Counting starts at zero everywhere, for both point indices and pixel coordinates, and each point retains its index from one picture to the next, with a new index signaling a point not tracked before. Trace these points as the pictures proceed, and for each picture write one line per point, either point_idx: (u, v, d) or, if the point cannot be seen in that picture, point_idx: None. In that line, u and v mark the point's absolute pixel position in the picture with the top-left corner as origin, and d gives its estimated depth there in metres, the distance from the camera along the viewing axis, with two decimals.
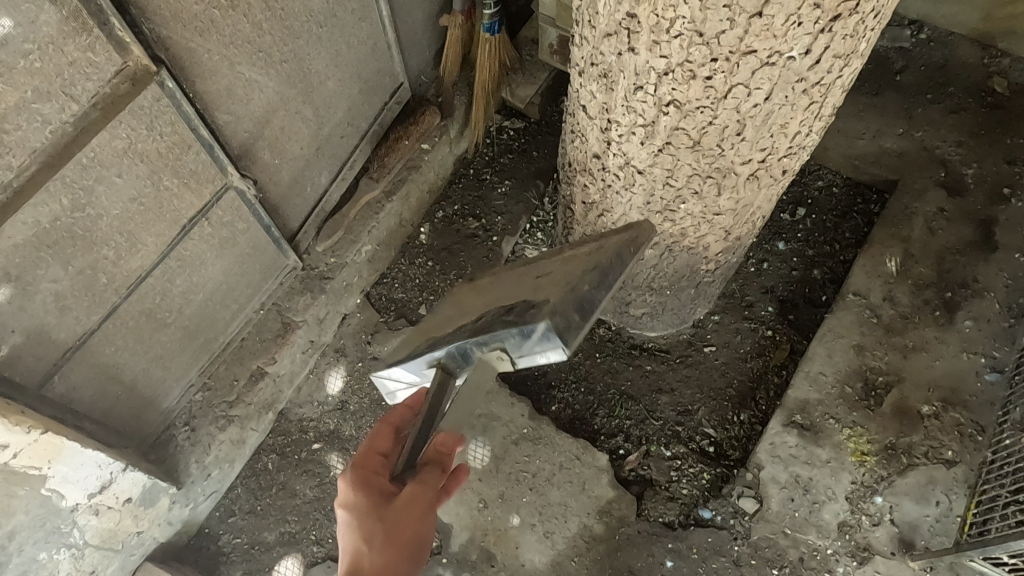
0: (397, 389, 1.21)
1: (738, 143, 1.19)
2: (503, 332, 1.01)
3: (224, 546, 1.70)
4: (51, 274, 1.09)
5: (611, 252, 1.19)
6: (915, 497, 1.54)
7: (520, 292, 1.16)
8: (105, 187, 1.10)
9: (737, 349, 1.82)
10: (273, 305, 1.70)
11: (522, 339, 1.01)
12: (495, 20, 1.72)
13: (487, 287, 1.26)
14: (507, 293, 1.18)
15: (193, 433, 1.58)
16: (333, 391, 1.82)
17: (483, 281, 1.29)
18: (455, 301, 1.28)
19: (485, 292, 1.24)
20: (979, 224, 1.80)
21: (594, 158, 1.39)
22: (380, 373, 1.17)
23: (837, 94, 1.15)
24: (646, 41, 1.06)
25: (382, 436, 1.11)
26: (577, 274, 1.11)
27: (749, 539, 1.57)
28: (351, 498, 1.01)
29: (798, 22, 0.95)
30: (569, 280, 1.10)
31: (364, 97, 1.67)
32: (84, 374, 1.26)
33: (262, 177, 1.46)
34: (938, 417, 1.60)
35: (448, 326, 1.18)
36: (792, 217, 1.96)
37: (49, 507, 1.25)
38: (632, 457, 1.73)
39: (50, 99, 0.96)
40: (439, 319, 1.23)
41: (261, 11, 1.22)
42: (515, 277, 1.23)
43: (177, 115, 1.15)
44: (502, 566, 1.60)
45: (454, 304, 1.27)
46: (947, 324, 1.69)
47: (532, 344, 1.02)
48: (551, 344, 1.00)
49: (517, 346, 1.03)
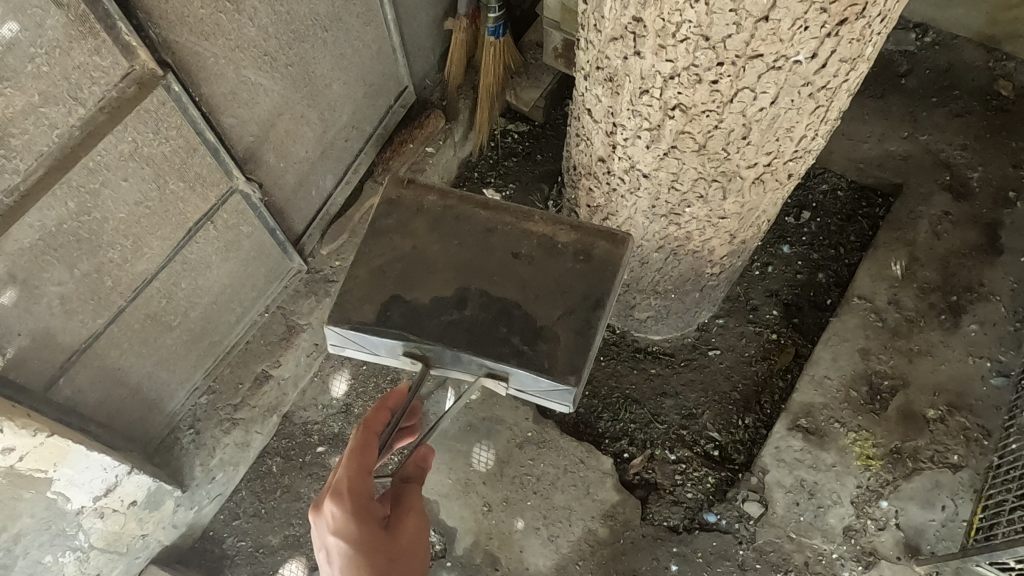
0: (346, 344, 1.15)
1: (744, 147, 1.19)
2: (526, 373, 1.06)
3: (229, 550, 1.70)
4: (56, 278, 1.10)
5: (595, 255, 1.14)
6: (921, 501, 1.53)
7: (501, 279, 1.13)
8: (111, 191, 1.10)
9: (742, 353, 1.82)
10: (278, 308, 1.71)
11: (534, 381, 1.07)
12: (500, 23, 1.73)
13: (447, 230, 1.17)
14: (480, 268, 1.14)
15: (199, 437, 1.60)
16: (338, 395, 1.82)
17: (438, 214, 1.18)
18: (408, 233, 1.16)
19: (446, 243, 1.16)
20: (984, 228, 1.79)
21: (599, 162, 1.39)
22: (336, 324, 1.09)
23: (843, 98, 1.15)
24: (652, 45, 1.06)
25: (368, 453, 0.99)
26: (573, 294, 1.12)
27: (753, 544, 1.57)
28: (352, 530, 0.94)
29: (804, 26, 0.95)
30: (565, 296, 1.12)
31: (369, 100, 1.67)
32: (89, 377, 1.27)
33: (267, 181, 1.46)
34: (944, 421, 1.60)
35: (419, 294, 1.12)
36: (797, 221, 1.95)
37: (55, 510, 1.25)
38: (637, 460, 1.72)
39: (58, 103, 0.96)
40: (399, 264, 1.14)
41: (266, 15, 1.22)
42: (477, 232, 1.17)
43: (183, 119, 1.15)
44: (506, 570, 1.60)
45: (411, 240, 1.16)
46: (953, 329, 1.69)
47: (541, 389, 1.09)
48: (564, 399, 1.10)
49: (523, 382, 1.10)
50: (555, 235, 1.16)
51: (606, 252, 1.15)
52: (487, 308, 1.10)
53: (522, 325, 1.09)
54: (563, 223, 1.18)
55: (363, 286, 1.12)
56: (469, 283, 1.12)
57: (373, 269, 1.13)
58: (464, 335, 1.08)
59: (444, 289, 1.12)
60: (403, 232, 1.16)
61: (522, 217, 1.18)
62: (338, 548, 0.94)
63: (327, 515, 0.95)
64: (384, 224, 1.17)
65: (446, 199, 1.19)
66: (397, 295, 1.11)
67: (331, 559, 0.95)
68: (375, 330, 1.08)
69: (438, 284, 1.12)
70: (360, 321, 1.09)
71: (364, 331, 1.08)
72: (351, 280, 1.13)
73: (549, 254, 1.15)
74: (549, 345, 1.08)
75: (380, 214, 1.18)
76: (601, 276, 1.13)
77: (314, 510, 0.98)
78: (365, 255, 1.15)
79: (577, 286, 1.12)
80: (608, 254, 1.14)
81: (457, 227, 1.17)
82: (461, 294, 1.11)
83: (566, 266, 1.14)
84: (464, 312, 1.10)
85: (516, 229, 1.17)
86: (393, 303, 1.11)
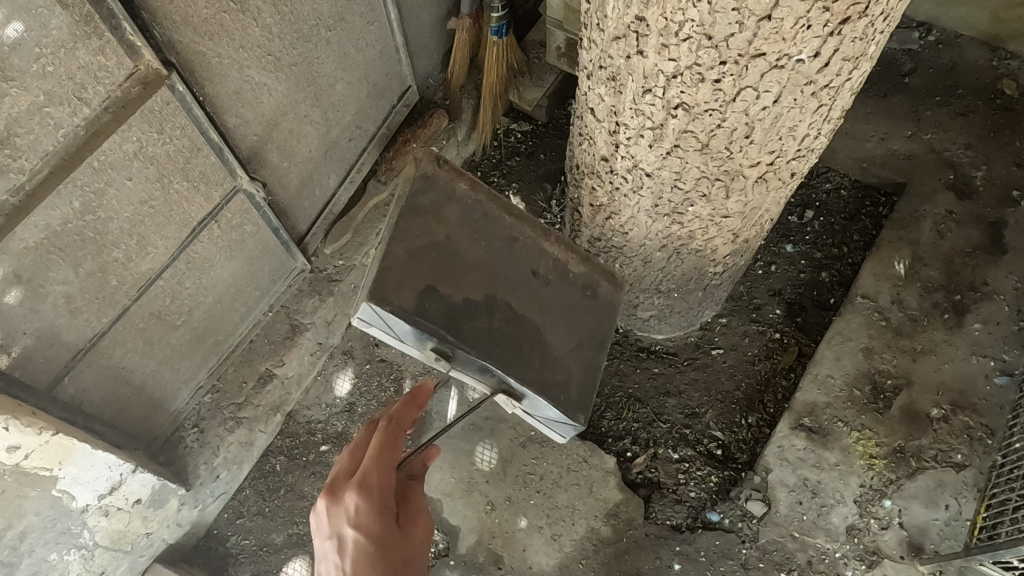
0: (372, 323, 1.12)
1: (746, 147, 1.19)
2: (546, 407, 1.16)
3: (233, 548, 1.71)
4: (61, 277, 1.10)
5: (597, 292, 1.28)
6: (924, 500, 1.53)
7: (524, 293, 1.19)
8: (115, 191, 1.10)
9: (745, 352, 1.82)
10: (281, 307, 1.71)
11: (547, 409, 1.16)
12: (503, 23, 1.73)
13: (477, 226, 1.20)
14: (506, 278, 1.19)
15: (202, 435, 1.60)
16: (341, 394, 1.82)
17: (469, 206, 1.21)
18: (441, 220, 1.17)
19: (476, 240, 1.19)
20: (988, 227, 1.79)
21: (602, 161, 1.39)
22: (379, 303, 1.05)
23: (845, 97, 1.15)
24: (654, 44, 1.06)
25: (393, 450, 1.01)
26: (580, 327, 1.24)
27: (757, 543, 1.57)
28: (373, 525, 0.96)
29: (807, 25, 0.94)
30: (575, 328, 1.23)
31: (372, 99, 1.67)
32: (94, 376, 1.27)
33: (271, 180, 1.46)
34: (947, 420, 1.60)
35: (453, 287, 1.12)
36: (800, 220, 1.95)
37: (60, 508, 1.26)
38: (639, 460, 1.72)
39: (63, 103, 0.97)
40: (433, 250, 1.14)
41: (270, 15, 1.23)
42: (503, 237, 1.22)
43: (187, 118, 1.16)
44: (509, 568, 1.60)
45: (445, 227, 1.17)
46: (956, 328, 1.68)
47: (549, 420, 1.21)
48: (565, 431, 1.23)
49: (537, 408, 1.19)
50: (568, 261, 1.27)
51: (608, 291, 1.30)
52: (513, 326, 1.15)
53: (541, 350, 1.16)
54: (575, 252, 1.29)
55: (399, 266, 1.10)
56: (496, 290, 1.16)
57: (409, 250, 1.11)
58: (493, 347, 1.11)
59: (475, 291, 1.14)
60: (436, 216, 1.17)
61: (542, 233, 1.26)
62: (356, 541, 0.95)
63: (349, 507, 0.96)
64: (419, 204, 1.17)
65: (478, 192, 1.22)
66: (432, 287, 1.10)
67: (346, 552, 0.95)
68: (414, 322, 1.06)
69: (470, 284, 1.14)
70: (400, 307, 1.06)
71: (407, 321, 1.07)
72: (388, 258, 1.09)
73: (563, 281, 1.25)
74: (562, 375, 1.17)
75: (415, 192, 1.18)
76: (603, 313, 1.28)
77: (330, 500, 0.98)
78: (401, 234, 1.13)
79: (584, 319, 1.25)
80: (608, 294, 1.30)
81: (485, 227, 1.21)
82: (491, 299, 1.15)
83: (576, 295, 1.25)
84: (493, 322, 1.13)
85: (535, 245, 1.25)
86: (429, 294, 1.10)
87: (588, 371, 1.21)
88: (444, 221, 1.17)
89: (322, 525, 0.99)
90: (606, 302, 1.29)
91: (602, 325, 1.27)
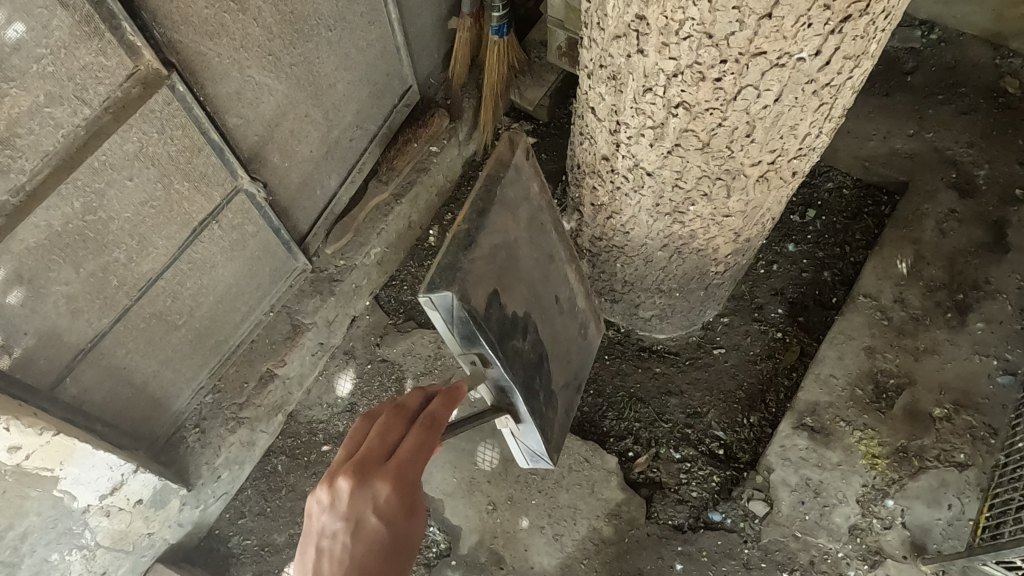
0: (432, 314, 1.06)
1: (747, 145, 1.19)
2: (537, 440, 1.26)
3: (234, 548, 1.71)
4: (63, 278, 1.10)
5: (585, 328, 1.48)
6: (927, 500, 1.53)
7: (546, 317, 1.31)
8: (116, 191, 1.10)
9: (748, 351, 1.82)
10: (282, 307, 1.71)
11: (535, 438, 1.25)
12: (504, 22, 1.73)
13: (533, 235, 1.26)
14: (539, 299, 1.29)
15: (204, 435, 1.58)
16: (342, 394, 1.83)
17: (533, 212, 1.26)
18: (515, 220, 1.21)
19: (530, 249, 1.26)
20: (991, 226, 1.79)
21: (603, 160, 1.39)
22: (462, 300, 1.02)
23: (847, 95, 1.14)
24: (655, 42, 1.05)
25: (427, 447, 1.01)
26: (570, 363, 1.41)
27: (759, 542, 1.56)
28: (396, 517, 0.96)
29: (807, 23, 0.94)
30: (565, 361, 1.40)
31: (373, 99, 1.67)
32: (95, 377, 1.27)
33: (272, 180, 1.46)
34: (950, 419, 1.59)
35: (509, 296, 1.17)
36: (802, 219, 1.95)
37: (62, 509, 1.26)
38: (642, 459, 1.72)
39: (63, 103, 0.97)
40: (505, 251, 1.17)
41: (270, 14, 1.22)
42: (546, 255, 1.32)
43: (188, 118, 1.15)
44: (510, 569, 1.59)
45: (515, 230, 1.21)
46: (959, 327, 1.68)
47: (533, 452, 1.31)
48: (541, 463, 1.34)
49: (528, 437, 1.26)
50: (575, 293, 1.44)
51: (590, 332, 1.51)
52: (535, 349, 1.24)
53: (546, 381, 1.28)
54: (581, 285, 1.47)
55: (480, 265, 1.09)
56: (531, 309, 1.25)
57: (490, 245, 1.13)
58: (522, 371, 1.17)
59: (522, 305, 1.21)
60: (512, 215, 1.20)
61: (568, 259, 1.40)
62: (375, 529, 0.94)
63: (379, 493, 0.96)
64: (505, 195, 1.17)
65: (539, 199, 1.29)
66: (496, 293, 1.13)
67: (361, 537, 0.93)
68: (480, 326, 1.05)
69: (519, 298, 1.21)
70: (476, 309, 1.05)
71: (473, 325, 1.05)
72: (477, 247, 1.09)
73: (569, 312, 1.41)
74: (553, 410, 1.31)
75: (505, 180, 1.17)
76: (584, 350, 1.48)
77: (357, 481, 0.96)
78: (489, 224, 1.12)
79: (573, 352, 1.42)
80: (591, 333, 1.53)
81: (538, 240, 1.30)
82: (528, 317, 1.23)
83: (573, 330, 1.43)
84: (525, 342, 1.20)
85: (562, 270, 1.38)
86: (494, 297, 1.12)
87: (566, 409, 1.40)
88: (517, 222, 1.21)
89: (336, 503, 0.96)
90: (585, 339, 1.49)
91: (580, 361, 1.47)
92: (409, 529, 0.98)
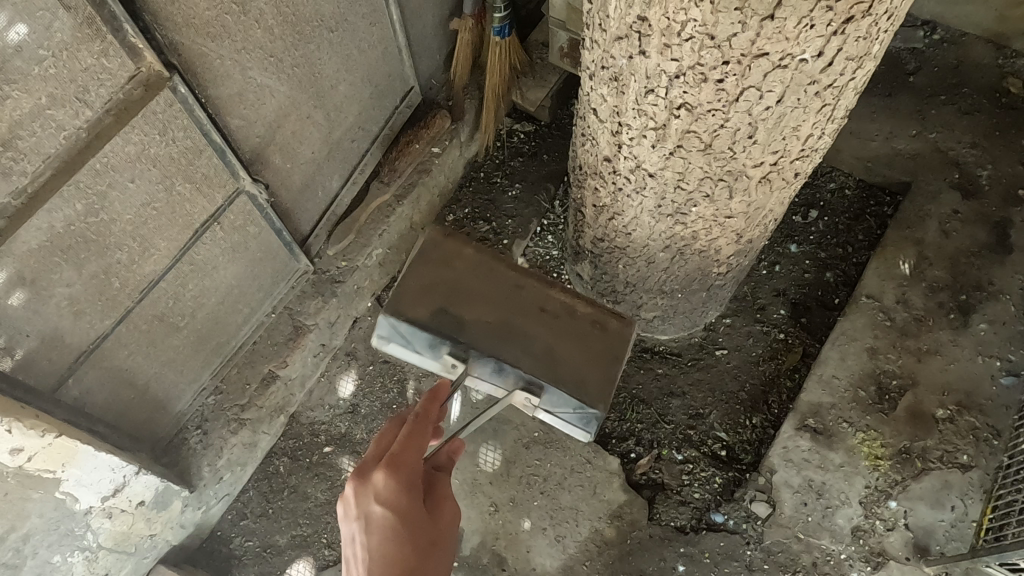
0: (392, 340, 1.20)
1: (749, 146, 1.18)
2: (558, 390, 1.17)
3: (236, 550, 1.71)
4: (65, 279, 1.10)
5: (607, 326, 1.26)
6: (930, 502, 1.52)
7: (530, 326, 1.23)
8: (118, 192, 1.10)
9: (750, 352, 1.81)
10: (285, 308, 1.71)
11: (563, 404, 1.18)
12: (506, 23, 1.73)
13: (482, 272, 1.27)
14: (512, 313, 1.24)
15: (206, 436, 1.58)
16: (345, 395, 1.83)
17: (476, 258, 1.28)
18: (451, 265, 1.27)
19: (484, 281, 1.26)
20: (994, 226, 1.78)
21: (605, 162, 1.39)
22: (393, 315, 1.20)
23: (849, 96, 1.14)
24: (657, 44, 1.05)
25: (420, 434, 1.01)
26: (588, 354, 1.22)
27: (761, 544, 1.56)
28: (399, 501, 0.95)
29: (810, 25, 0.94)
30: (589, 356, 1.22)
31: (375, 101, 1.67)
32: (97, 379, 1.27)
33: (274, 181, 1.46)
34: (953, 421, 1.59)
35: (461, 316, 1.22)
36: (805, 219, 1.94)
37: (64, 510, 1.26)
38: (644, 461, 1.72)
39: (65, 105, 0.97)
40: (445, 288, 1.24)
41: (272, 16, 1.22)
42: (510, 284, 1.27)
43: (190, 120, 1.16)
44: (513, 570, 1.59)
45: (454, 272, 1.26)
46: (962, 328, 1.68)
47: (572, 413, 1.19)
48: (590, 421, 1.19)
49: (551, 403, 1.19)
50: (576, 302, 1.27)
51: (614, 328, 1.26)
52: (517, 344, 1.21)
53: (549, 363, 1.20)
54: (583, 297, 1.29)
55: (413, 299, 1.22)
56: (501, 322, 1.22)
57: (421, 288, 1.23)
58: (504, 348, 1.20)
59: (483, 320, 1.22)
60: (448, 263, 1.27)
61: (548, 282, 1.28)
62: (383, 520, 0.94)
63: (377, 484, 0.96)
64: (431, 254, 1.27)
65: (479, 251, 1.29)
66: (443, 310, 1.22)
67: (372, 530, 0.94)
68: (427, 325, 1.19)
69: (484, 308, 1.23)
70: (414, 318, 1.20)
71: (423, 329, 1.19)
72: (404, 287, 1.24)
73: (572, 317, 1.25)
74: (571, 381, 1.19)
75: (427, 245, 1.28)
76: (613, 346, 1.25)
77: (357, 482, 0.98)
78: (414, 275, 1.25)
79: (598, 345, 1.24)
80: (620, 329, 1.27)
81: (495, 276, 1.27)
82: (501, 322, 1.22)
83: (585, 329, 1.25)
84: (497, 340, 1.20)
85: (544, 286, 1.28)
86: (441, 316, 1.21)
87: (598, 389, 1.19)
88: (455, 266, 1.27)
89: (346, 508, 0.97)
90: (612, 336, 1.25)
91: (609, 356, 1.23)
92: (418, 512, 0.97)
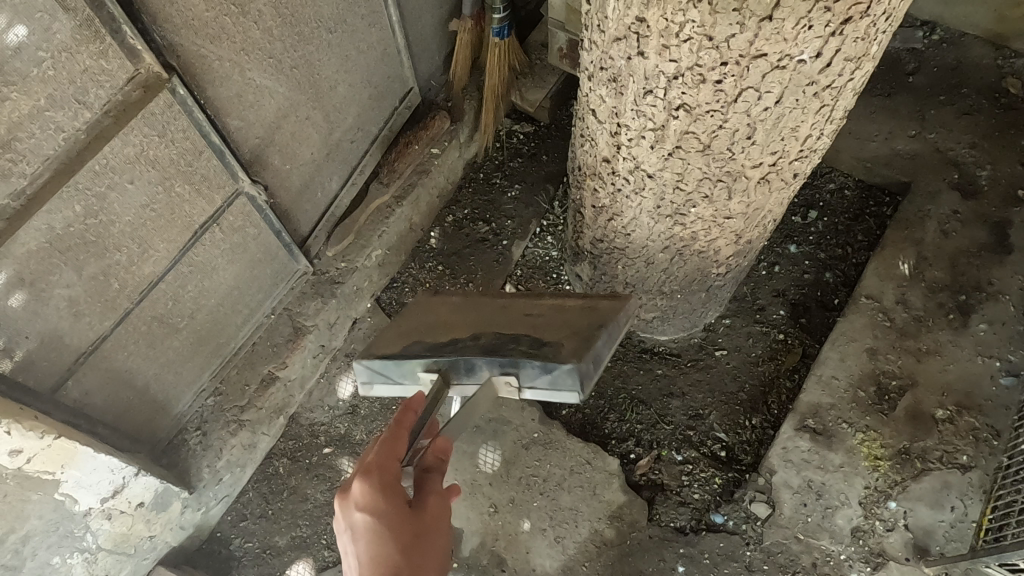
0: (372, 380, 1.22)
1: (748, 147, 1.18)
2: (524, 362, 1.10)
3: (236, 551, 1.71)
4: (64, 281, 1.10)
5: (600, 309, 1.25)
6: (930, 502, 1.52)
7: (515, 325, 1.24)
8: (117, 194, 1.10)
9: (749, 353, 1.81)
10: (284, 310, 1.71)
11: (543, 373, 1.11)
12: (505, 24, 1.73)
13: (464, 305, 1.33)
14: (495, 322, 1.26)
15: (205, 438, 1.58)
16: (345, 396, 1.83)
17: (456, 299, 1.36)
18: (432, 310, 1.34)
19: (466, 310, 1.31)
20: (993, 226, 1.78)
21: (604, 162, 1.39)
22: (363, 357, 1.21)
23: (847, 97, 1.14)
24: (656, 45, 1.05)
25: (401, 437, 1.00)
26: (578, 328, 1.20)
27: (761, 545, 1.56)
28: (380, 508, 0.95)
29: (808, 26, 0.94)
30: (575, 335, 1.18)
31: (374, 102, 1.67)
32: (96, 380, 1.27)
33: (273, 182, 1.46)
34: (952, 421, 1.59)
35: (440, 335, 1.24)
36: (804, 220, 1.94)
37: (63, 512, 1.26)
38: (643, 461, 1.72)
39: (63, 106, 0.96)
40: (426, 325, 1.29)
41: (271, 17, 1.22)
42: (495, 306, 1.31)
43: (189, 121, 1.16)
44: (512, 571, 1.59)
45: (436, 312, 1.33)
46: (961, 328, 1.68)
47: (551, 379, 1.10)
48: (568, 378, 1.09)
49: (529, 378, 1.12)
50: (564, 301, 1.31)
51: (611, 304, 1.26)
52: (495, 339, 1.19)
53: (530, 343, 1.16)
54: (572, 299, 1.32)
55: (391, 339, 1.26)
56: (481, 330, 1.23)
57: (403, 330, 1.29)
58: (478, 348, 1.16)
59: (463, 332, 1.24)
60: (430, 309, 1.35)
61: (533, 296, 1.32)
62: (367, 527, 0.94)
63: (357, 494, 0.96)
64: (413, 310, 1.37)
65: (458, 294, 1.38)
66: (418, 340, 1.23)
67: (359, 538, 0.94)
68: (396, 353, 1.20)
69: (464, 324, 1.27)
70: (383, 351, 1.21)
71: (392, 356, 1.19)
72: (383, 334, 1.29)
73: (558, 310, 1.27)
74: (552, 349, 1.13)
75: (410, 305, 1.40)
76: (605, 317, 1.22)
77: (341, 494, 0.98)
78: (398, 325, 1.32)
79: (583, 322, 1.22)
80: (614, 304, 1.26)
81: (478, 304, 1.32)
82: (479, 330, 1.22)
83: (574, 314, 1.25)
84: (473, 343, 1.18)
85: (530, 299, 1.32)
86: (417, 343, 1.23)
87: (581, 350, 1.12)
88: (437, 308, 1.34)
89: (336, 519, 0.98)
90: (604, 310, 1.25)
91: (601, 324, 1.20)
92: (402, 515, 0.96)
